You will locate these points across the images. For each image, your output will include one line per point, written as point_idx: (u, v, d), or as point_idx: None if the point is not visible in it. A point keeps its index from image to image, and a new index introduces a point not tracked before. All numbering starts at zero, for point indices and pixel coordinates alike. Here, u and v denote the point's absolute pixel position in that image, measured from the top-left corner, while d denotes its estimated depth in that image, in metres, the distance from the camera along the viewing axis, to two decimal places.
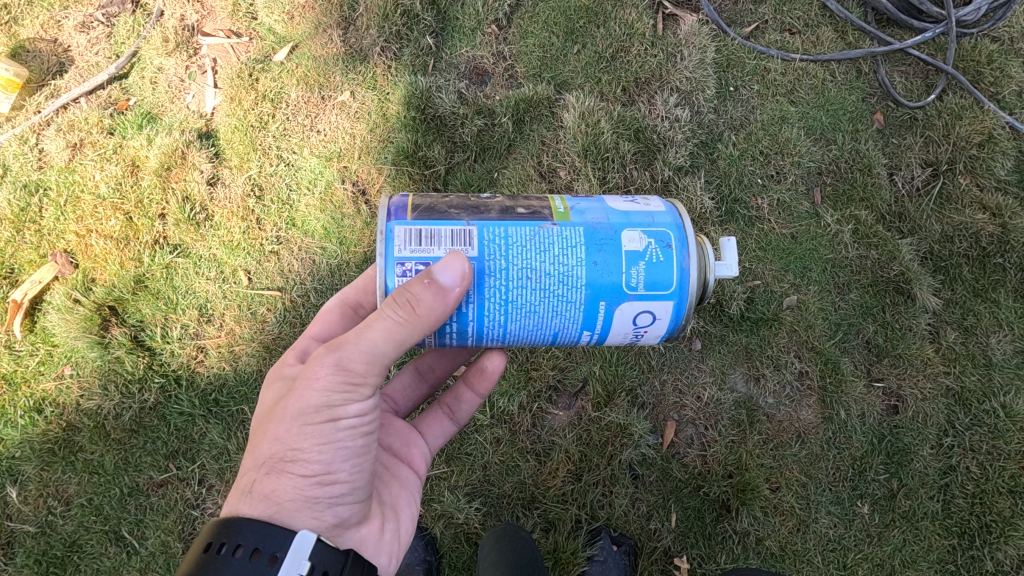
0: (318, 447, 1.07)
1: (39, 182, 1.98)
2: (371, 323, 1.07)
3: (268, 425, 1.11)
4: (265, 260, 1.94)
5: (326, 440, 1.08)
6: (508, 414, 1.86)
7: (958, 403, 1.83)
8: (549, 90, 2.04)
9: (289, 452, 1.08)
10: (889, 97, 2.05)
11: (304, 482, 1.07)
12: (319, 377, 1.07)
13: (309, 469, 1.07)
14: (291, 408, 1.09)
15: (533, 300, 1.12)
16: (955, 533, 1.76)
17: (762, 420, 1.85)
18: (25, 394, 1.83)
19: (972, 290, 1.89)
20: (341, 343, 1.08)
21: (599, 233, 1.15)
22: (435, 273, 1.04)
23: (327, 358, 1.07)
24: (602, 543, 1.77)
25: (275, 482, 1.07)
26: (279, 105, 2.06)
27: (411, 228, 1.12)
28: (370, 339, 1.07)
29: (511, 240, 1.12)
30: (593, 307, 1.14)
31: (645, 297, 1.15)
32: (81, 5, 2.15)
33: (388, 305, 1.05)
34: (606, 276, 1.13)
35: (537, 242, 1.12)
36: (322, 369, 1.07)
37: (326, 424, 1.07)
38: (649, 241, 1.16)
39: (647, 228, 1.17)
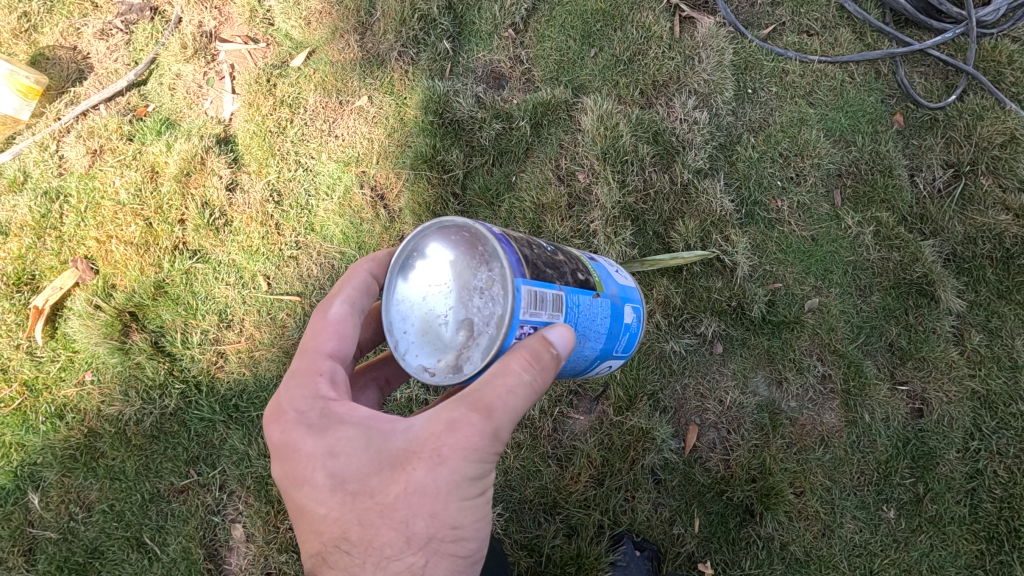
0: (471, 524, 1.02)
1: (60, 188, 1.99)
2: (514, 390, 0.95)
3: (381, 497, 0.99)
4: (284, 265, 1.94)
5: (475, 516, 1.02)
6: (530, 418, 1.87)
7: (985, 406, 1.80)
8: (566, 93, 2.03)
9: (450, 533, 1.00)
10: (908, 98, 2.03)
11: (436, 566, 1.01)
12: (476, 452, 0.97)
13: (466, 547, 1.03)
14: (436, 488, 0.97)
15: (568, 365, 1.12)
16: (984, 539, 1.73)
17: (785, 424, 1.84)
18: (47, 400, 1.83)
19: (997, 292, 1.87)
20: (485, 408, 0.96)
21: (617, 305, 1.20)
22: (559, 345, 0.98)
23: (483, 428, 0.97)
24: (625, 548, 1.73)
25: (435, 564, 1.00)
26: (297, 111, 2.06)
27: (534, 290, 0.97)
28: (516, 406, 0.97)
29: (579, 311, 1.08)
30: (590, 368, 1.20)
31: (617, 360, 1.27)
32: (100, 12, 2.16)
33: (530, 372, 0.95)
34: (613, 341, 1.21)
35: (591, 316, 1.12)
36: (476, 442, 0.97)
37: (473, 500, 1.01)
38: (635, 311, 1.28)
39: (634, 297, 1.29)
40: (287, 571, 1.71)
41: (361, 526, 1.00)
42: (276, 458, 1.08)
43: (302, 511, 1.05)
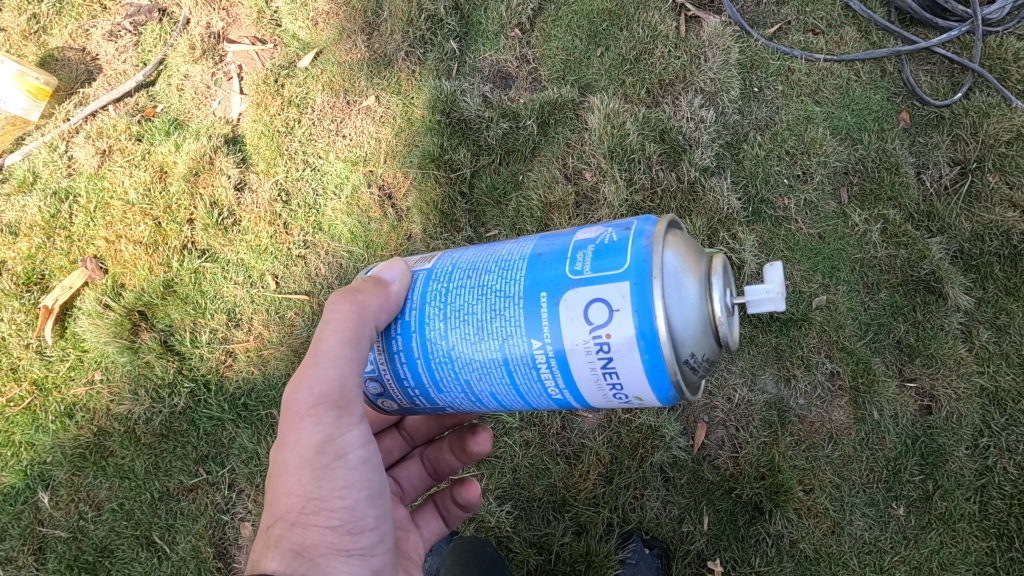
0: (333, 492, 1.06)
1: (69, 189, 2.00)
2: (325, 335, 1.09)
3: (269, 484, 1.08)
4: (292, 264, 1.95)
5: (333, 482, 1.06)
6: (538, 416, 1.87)
7: (993, 402, 1.80)
8: (573, 92, 2.04)
9: (308, 502, 1.05)
10: (914, 96, 2.03)
11: (334, 532, 1.06)
12: (303, 413, 1.06)
13: (335, 517, 1.06)
14: (282, 458, 1.07)
15: (467, 299, 1.07)
16: (994, 535, 1.73)
17: (794, 421, 1.84)
18: (56, 399, 1.84)
19: (1004, 289, 1.87)
20: (306, 369, 1.08)
21: (553, 235, 1.12)
22: (378, 275, 1.16)
23: (299, 390, 1.07)
24: (634, 546, 1.75)
25: (301, 532, 1.04)
26: (304, 110, 2.07)
27: (385, 264, 1.27)
28: (331, 354, 1.08)
29: (464, 254, 1.16)
30: (535, 300, 1.03)
31: (592, 282, 1.01)
32: (109, 14, 2.18)
33: (335, 305, 1.10)
34: (549, 266, 1.05)
35: (487, 251, 1.14)
36: (301, 405, 1.07)
37: (329, 466, 1.06)
38: (605, 232, 1.06)
39: (606, 225, 1.09)
40: None
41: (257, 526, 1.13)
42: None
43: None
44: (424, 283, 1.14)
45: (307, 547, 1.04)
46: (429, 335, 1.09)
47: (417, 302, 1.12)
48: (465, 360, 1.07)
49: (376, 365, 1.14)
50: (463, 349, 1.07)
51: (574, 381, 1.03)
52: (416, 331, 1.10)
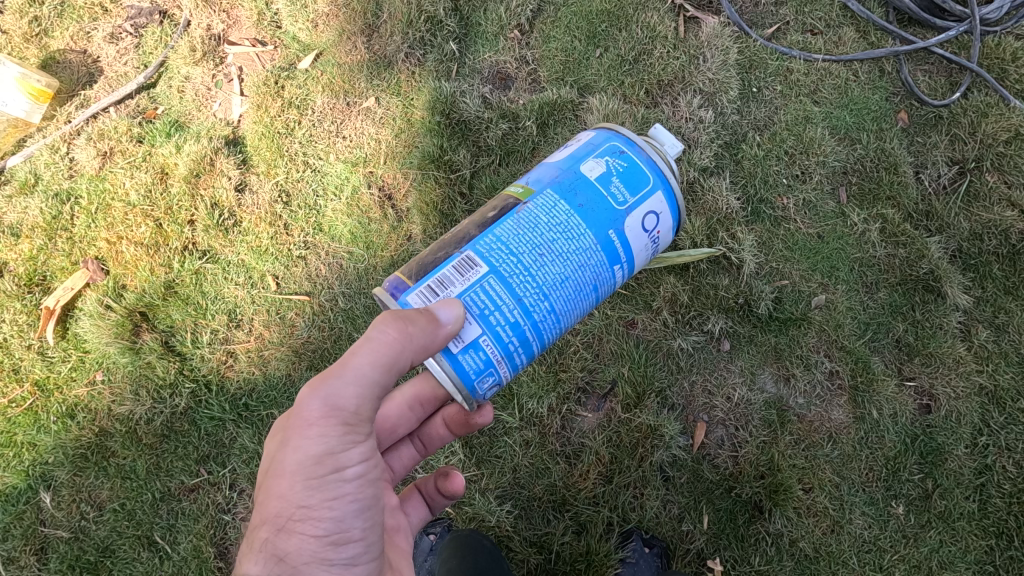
0: (324, 502, 1.07)
1: (70, 190, 2.01)
2: (354, 351, 1.06)
3: (266, 482, 1.10)
4: (293, 265, 1.95)
5: (326, 494, 1.07)
6: (538, 416, 1.87)
7: (992, 401, 1.81)
8: (572, 94, 2.05)
9: (296, 508, 1.06)
10: (912, 96, 2.04)
11: (317, 542, 1.06)
12: (311, 421, 1.05)
13: (320, 528, 1.06)
14: (283, 458, 1.08)
15: (557, 270, 1.18)
16: (993, 534, 1.73)
17: (793, 420, 1.84)
18: (58, 400, 1.84)
19: (1003, 288, 1.87)
20: (328, 379, 1.06)
21: (563, 184, 1.26)
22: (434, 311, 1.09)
23: (314, 397, 1.05)
24: (635, 545, 1.76)
25: (285, 538, 1.06)
26: (305, 112, 2.08)
27: (421, 288, 1.17)
28: (357, 370, 1.06)
29: (505, 239, 1.19)
30: (607, 242, 1.24)
31: (636, 203, 1.27)
32: (110, 16, 2.18)
33: (374, 328, 1.06)
34: (597, 210, 1.24)
35: (527, 222, 1.21)
36: (311, 412, 1.05)
37: (324, 478, 1.06)
38: (605, 161, 1.29)
39: (596, 155, 1.31)
40: None
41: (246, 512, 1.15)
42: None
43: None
44: (502, 281, 1.14)
45: (289, 553, 1.05)
46: (540, 316, 1.18)
47: (513, 301, 1.14)
48: (569, 309, 1.24)
49: (499, 371, 1.17)
50: (570, 291, 1.21)
51: (634, 265, 1.34)
52: (528, 323, 1.17)
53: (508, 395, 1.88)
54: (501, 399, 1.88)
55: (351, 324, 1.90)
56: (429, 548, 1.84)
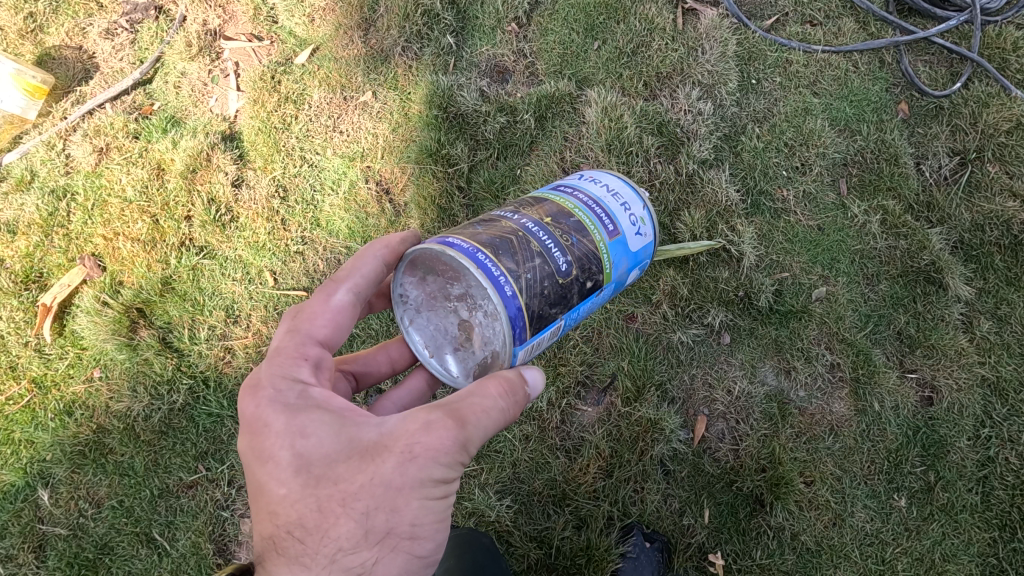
0: (428, 528, 1.08)
1: (66, 187, 2.00)
2: (489, 407, 1.06)
3: (368, 496, 1.03)
4: (290, 260, 1.95)
5: (433, 519, 1.08)
6: (537, 410, 1.86)
7: (995, 393, 1.80)
8: (570, 87, 2.03)
9: (406, 532, 1.05)
10: (913, 86, 2.03)
11: (414, 565, 1.08)
12: (445, 455, 1.03)
13: (421, 551, 1.08)
14: (402, 482, 1.03)
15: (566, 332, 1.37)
16: (996, 526, 1.72)
17: (794, 413, 1.83)
18: (55, 397, 1.84)
19: (1005, 279, 1.86)
20: (467, 422, 1.04)
21: (619, 281, 1.35)
22: (530, 385, 1.14)
23: (453, 434, 1.03)
24: (635, 539, 1.74)
25: (388, 562, 1.05)
26: (302, 107, 2.07)
27: (528, 347, 1.16)
28: (490, 424, 1.07)
29: (575, 317, 1.26)
30: None
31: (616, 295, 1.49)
32: (105, 12, 2.17)
33: (508, 395, 1.08)
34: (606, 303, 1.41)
35: (587, 308, 1.29)
36: (447, 446, 1.03)
37: (434, 504, 1.07)
38: (641, 270, 1.44)
39: (640, 264, 1.42)
40: None
41: (320, 512, 1.04)
42: (243, 434, 1.11)
43: (262, 489, 1.08)
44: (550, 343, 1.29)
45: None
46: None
47: None
48: None
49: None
50: None
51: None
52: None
53: None
54: None
55: None
56: None
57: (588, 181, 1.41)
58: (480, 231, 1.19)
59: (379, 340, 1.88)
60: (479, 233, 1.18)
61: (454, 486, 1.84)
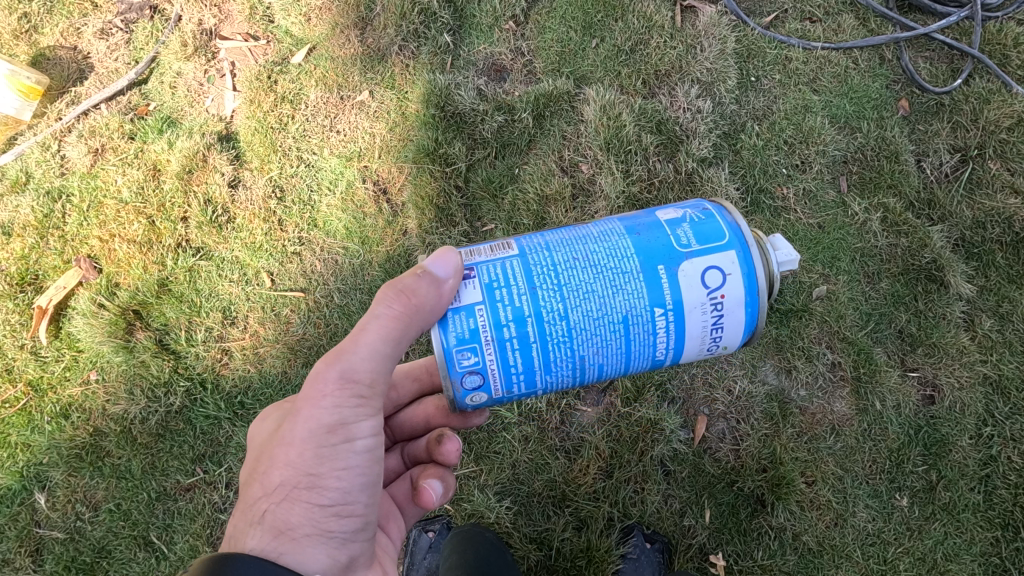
0: (332, 472, 1.05)
1: (62, 188, 1.99)
2: (365, 326, 1.07)
3: (271, 454, 1.07)
4: (287, 261, 1.93)
5: (336, 464, 1.05)
6: (537, 411, 1.84)
7: (997, 391, 1.79)
8: (569, 85, 2.02)
9: (303, 480, 1.04)
10: (913, 83, 2.02)
11: (321, 512, 1.04)
12: (325, 393, 1.05)
13: (326, 499, 1.05)
14: (295, 434, 1.06)
15: (584, 277, 1.07)
16: (999, 526, 1.71)
17: (795, 413, 1.82)
18: (52, 400, 1.83)
19: (1007, 277, 1.85)
20: (341, 352, 1.06)
21: (633, 217, 1.19)
22: (428, 266, 1.08)
23: (329, 372, 1.05)
24: (636, 540, 1.74)
25: (289, 510, 1.03)
26: (298, 106, 2.05)
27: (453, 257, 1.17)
28: (370, 345, 1.06)
29: (549, 238, 1.15)
30: (653, 274, 1.08)
31: (701, 252, 1.10)
32: (100, 12, 2.16)
33: (381, 301, 1.07)
34: (655, 243, 1.11)
35: (575, 234, 1.15)
36: (325, 384, 1.05)
37: (334, 448, 1.05)
38: (686, 211, 1.17)
39: (677, 207, 1.20)
40: None
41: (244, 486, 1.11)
42: None
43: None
44: (524, 268, 1.09)
45: (291, 526, 1.03)
46: (548, 318, 1.06)
47: (526, 287, 1.07)
48: (588, 336, 1.07)
49: (482, 354, 1.06)
50: (587, 324, 1.07)
51: (684, 340, 1.11)
52: (532, 314, 1.05)
53: None
54: None
55: (346, 321, 1.88)
56: (428, 545, 1.80)
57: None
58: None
59: None
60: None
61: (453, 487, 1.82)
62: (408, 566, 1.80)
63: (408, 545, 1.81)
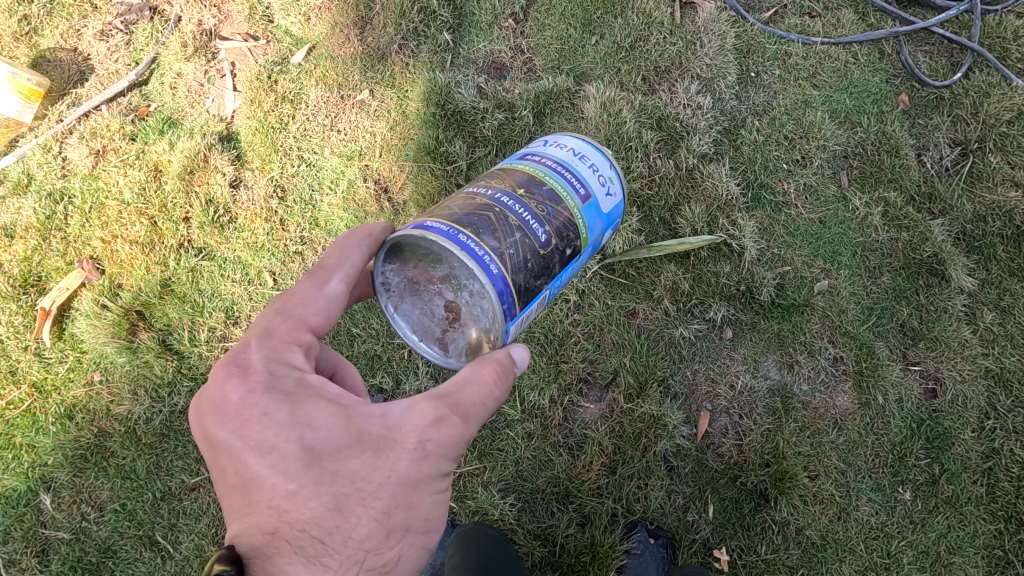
0: (438, 518, 1.11)
1: (63, 189, 1.99)
2: (490, 399, 1.10)
3: (382, 493, 1.03)
4: (290, 261, 1.94)
5: (442, 511, 1.12)
6: (540, 408, 1.84)
7: (999, 384, 1.79)
8: (569, 82, 2.03)
9: (421, 526, 1.08)
10: (913, 77, 2.02)
11: (423, 556, 1.11)
12: (452, 445, 1.07)
13: (432, 541, 1.11)
14: (417, 479, 1.05)
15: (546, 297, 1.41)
16: (1002, 518, 1.72)
17: (798, 407, 1.83)
18: (56, 401, 1.83)
19: (1008, 270, 1.85)
20: (472, 416, 1.07)
21: (597, 245, 1.39)
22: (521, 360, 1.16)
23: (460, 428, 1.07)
24: (640, 536, 1.74)
25: (403, 557, 1.07)
26: (299, 106, 2.06)
27: (519, 322, 1.18)
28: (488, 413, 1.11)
29: (560, 282, 1.29)
30: None
31: None
32: (100, 13, 2.16)
33: (501, 383, 1.11)
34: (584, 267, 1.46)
35: (569, 272, 1.33)
36: (454, 437, 1.07)
37: (442, 496, 1.11)
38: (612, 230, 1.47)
39: (614, 225, 1.45)
40: None
41: (337, 512, 1.02)
42: (237, 427, 1.04)
43: (260, 482, 1.02)
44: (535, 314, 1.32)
45: (399, 569, 1.07)
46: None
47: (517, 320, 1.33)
48: None
49: None
50: None
51: None
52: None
53: (509, 388, 1.85)
54: None
55: (348, 320, 1.88)
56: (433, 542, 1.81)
57: (549, 145, 1.41)
58: (458, 210, 1.18)
59: (379, 339, 1.87)
60: (456, 213, 1.17)
61: (457, 485, 1.82)
62: None
63: None
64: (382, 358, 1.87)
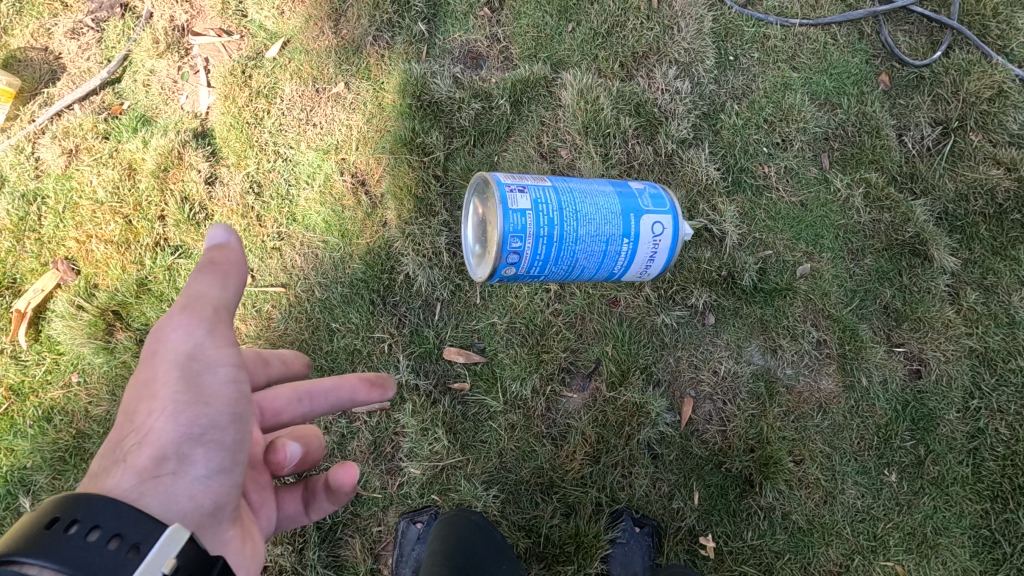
0: (186, 423, 1.05)
1: (37, 190, 1.97)
2: (191, 280, 1.12)
3: (137, 403, 1.07)
4: (267, 257, 1.92)
5: (185, 412, 1.05)
6: (522, 398, 1.82)
7: (983, 363, 1.78)
8: (546, 70, 2.01)
9: (172, 431, 1.04)
10: (893, 57, 2.00)
11: (175, 463, 1.02)
12: (169, 336, 1.09)
13: (190, 451, 1.05)
14: (152, 377, 1.08)
15: (591, 209, 1.46)
16: (988, 498, 1.71)
17: (782, 392, 1.81)
18: (33, 404, 1.81)
19: (991, 249, 1.85)
20: (178, 305, 1.10)
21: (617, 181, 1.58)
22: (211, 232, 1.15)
23: (181, 318, 1.10)
24: (625, 524, 1.73)
25: (146, 454, 1.02)
26: (274, 101, 2.03)
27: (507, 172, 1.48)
28: (195, 292, 1.11)
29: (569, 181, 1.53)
30: (626, 216, 1.49)
31: (655, 211, 1.51)
32: (70, 11, 2.13)
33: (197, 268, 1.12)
34: (629, 196, 1.53)
35: (583, 181, 1.53)
36: (170, 330, 1.09)
37: (191, 398, 1.06)
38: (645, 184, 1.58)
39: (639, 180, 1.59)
40: (284, 563, 1.74)
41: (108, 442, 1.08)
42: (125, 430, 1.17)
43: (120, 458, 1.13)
44: (555, 195, 1.46)
45: (153, 469, 1.02)
46: (566, 230, 1.44)
47: (556, 205, 1.43)
48: (580, 252, 1.46)
49: (524, 243, 1.41)
50: (585, 241, 1.45)
51: (631, 266, 1.53)
52: (558, 226, 1.43)
53: (491, 379, 1.84)
54: (484, 383, 1.84)
55: (328, 315, 1.87)
56: (416, 537, 1.75)
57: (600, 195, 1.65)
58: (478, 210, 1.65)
59: (359, 334, 1.86)
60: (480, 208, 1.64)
61: (440, 478, 1.79)
62: (397, 561, 1.75)
63: (396, 537, 1.76)
64: (362, 352, 1.85)
